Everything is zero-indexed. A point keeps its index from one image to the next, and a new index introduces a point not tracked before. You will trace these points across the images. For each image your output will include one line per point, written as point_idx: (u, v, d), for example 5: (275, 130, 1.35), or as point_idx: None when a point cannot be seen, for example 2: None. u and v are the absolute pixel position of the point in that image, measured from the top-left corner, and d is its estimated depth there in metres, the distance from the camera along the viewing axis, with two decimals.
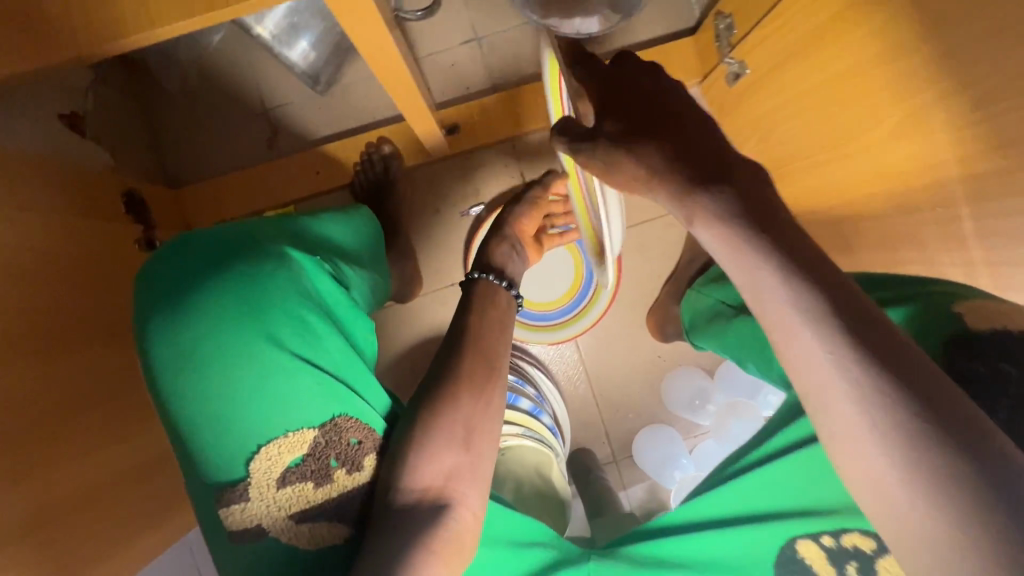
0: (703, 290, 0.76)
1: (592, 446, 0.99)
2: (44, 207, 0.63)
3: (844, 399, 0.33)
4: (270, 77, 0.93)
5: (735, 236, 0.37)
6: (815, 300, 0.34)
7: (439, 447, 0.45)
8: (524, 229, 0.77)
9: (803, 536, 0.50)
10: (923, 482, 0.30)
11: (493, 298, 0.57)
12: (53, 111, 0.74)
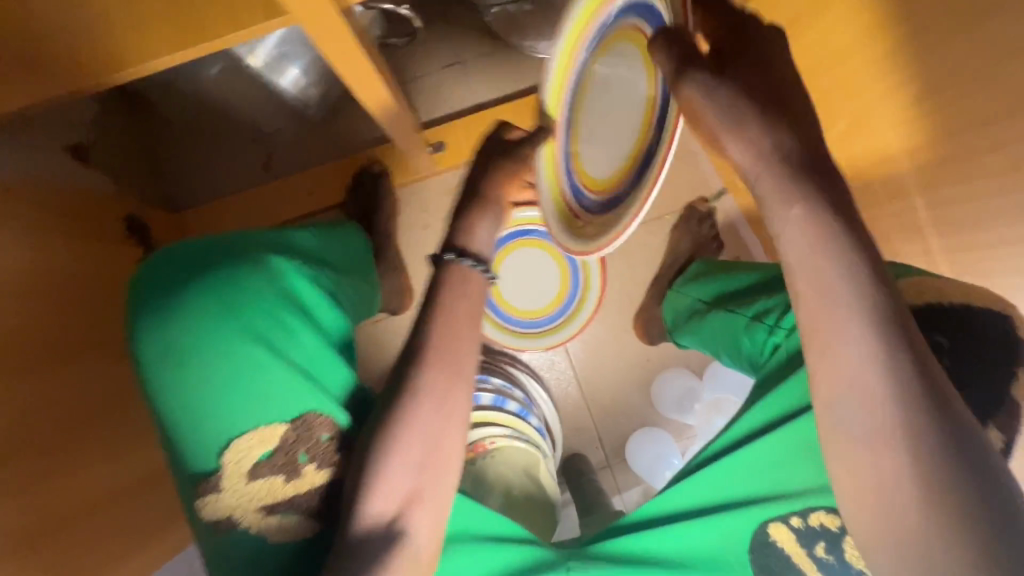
0: (682, 289, 0.78)
1: (586, 451, 1.00)
2: (51, 230, 0.67)
3: (880, 410, 0.38)
4: (264, 104, 0.97)
5: (808, 246, 0.40)
6: (875, 320, 0.39)
7: (403, 466, 0.43)
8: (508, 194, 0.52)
9: (774, 519, 0.53)
10: (920, 470, 0.37)
11: (468, 290, 0.47)
12: (60, 142, 0.79)
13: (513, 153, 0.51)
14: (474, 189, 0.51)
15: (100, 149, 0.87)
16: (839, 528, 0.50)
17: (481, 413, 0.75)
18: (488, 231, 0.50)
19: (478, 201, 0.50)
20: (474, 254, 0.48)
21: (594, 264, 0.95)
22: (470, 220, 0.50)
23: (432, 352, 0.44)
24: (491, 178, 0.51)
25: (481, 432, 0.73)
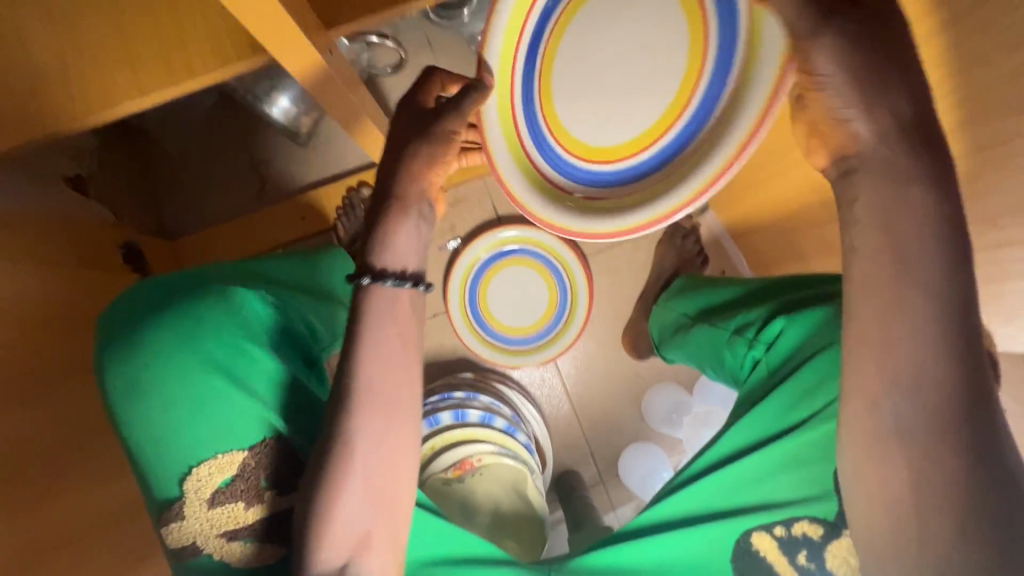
0: (668, 303, 0.78)
1: (579, 467, 1.00)
2: (49, 260, 0.69)
3: (915, 412, 0.37)
4: (256, 133, 1.01)
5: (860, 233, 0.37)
6: (939, 318, 0.36)
7: (353, 513, 0.42)
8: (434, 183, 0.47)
9: (757, 528, 0.53)
10: (944, 472, 0.36)
11: (394, 311, 0.44)
12: (59, 174, 0.81)
13: (428, 134, 0.46)
14: (390, 184, 0.45)
15: (99, 181, 0.90)
16: (821, 536, 0.51)
17: (467, 431, 0.76)
18: (409, 238, 0.45)
19: (395, 200, 0.45)
20: (391, 271, 0.44)
21: (581, 282, 0.96)
22: (392, 226, 0.44)
23: (371, 398, 0.42)
24: (411, 165, 0.45)
25: (468, 450, 0.74)
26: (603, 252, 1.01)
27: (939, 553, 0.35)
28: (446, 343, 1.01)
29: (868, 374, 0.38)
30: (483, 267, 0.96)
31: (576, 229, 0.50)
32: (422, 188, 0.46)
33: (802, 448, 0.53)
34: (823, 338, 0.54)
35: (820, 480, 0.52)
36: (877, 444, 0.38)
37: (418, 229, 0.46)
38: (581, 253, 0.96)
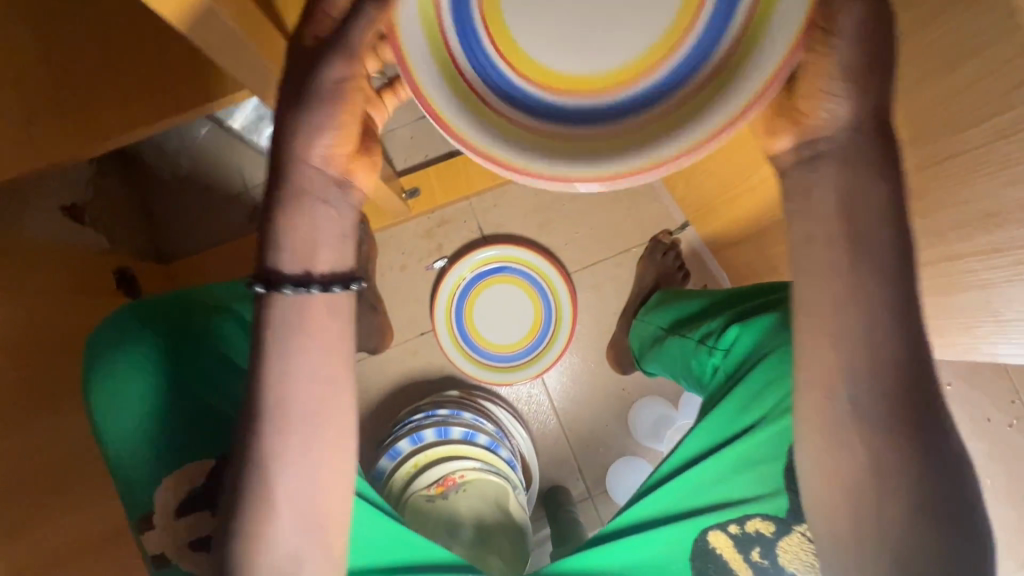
0: (646, 317, 0.80)
1: (567, 483, 1.01)
2: (44, 289, 0.71)
3: (858, 398, 0.41)
4: (248, 160, 1.04)
5: (834, 226, 0.40)
6: (880, 310, 0.40)
7: (287, 530, 0.42)
8: (335, 149, 0.41)
9: (714, 527, 0.56)
10: (882, 451, 0.41)
11: (302, 318, 0.41)
12: (57, 204, 0.84)
13: (314, 89, 0.39)
14: (287, 165, 0.41)
15: (95, 210, 0.93)
16: (772, 533, 0.53)
17: (450, 447, 0.77)
18: (312, 232, 0.42)
19: (292, 187, 0.41)
20: (291, 276, 0.41)
21: (565, 299, 0.98)
22: (293, 214, 0.41)
23: (293, 412, 0.42)
24: (301, 133, 0.40)
25: (451, 466, 0.75)
26: (586, 269, 1.04)
27: (893, 528, 0.41)
28: (434, 361, 1.02)
29: (821, 382, 0.42)
30: (468, 288, 0.98)
31: (539, 169, 0.34)
32: (320, 160, 0.41)
33: (751, 450, 0.54)
34: (779, 338, 0.55)
35: (773, 479, 0.53)
36: (834, 447, 0.42)
37: (326, 207, 0.42)
38: (564, 270, 0.98)
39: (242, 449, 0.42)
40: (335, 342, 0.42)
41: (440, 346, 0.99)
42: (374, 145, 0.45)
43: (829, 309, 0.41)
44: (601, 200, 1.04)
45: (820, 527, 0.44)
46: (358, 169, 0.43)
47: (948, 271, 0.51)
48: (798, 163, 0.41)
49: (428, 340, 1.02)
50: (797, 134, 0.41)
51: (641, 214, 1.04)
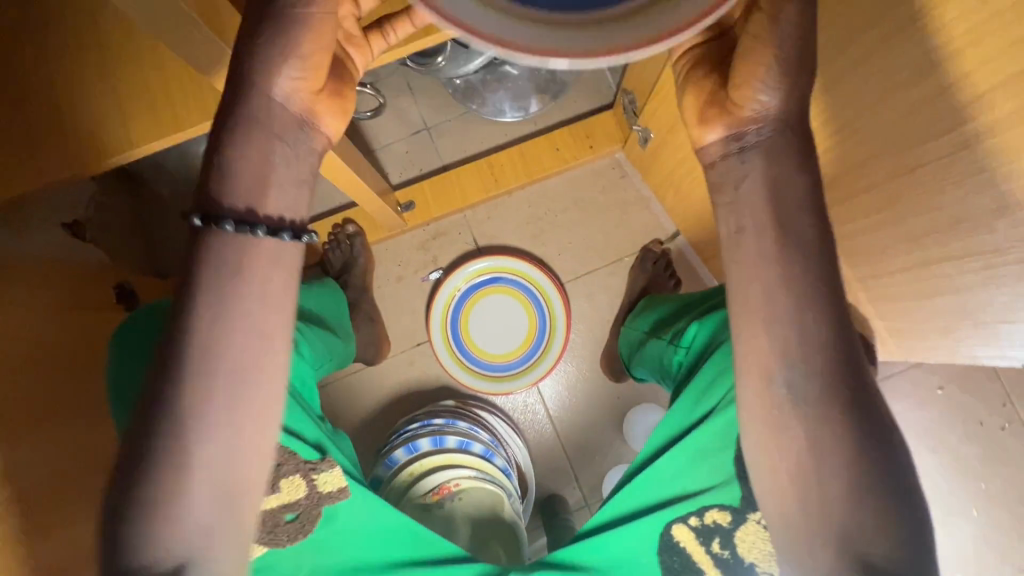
0: (633, 323, 0.83)
1: (564, 492, 1.01)
2: (49, 304, 0.72)
3: (790, 383, 0.44)
4: None
5: (773, 231, 0.44)
6: (810, 302, 0.43)
7: (202, 496, 0.42)
8: (300, 82, 0.41)
9: (676, 520, 0.60)
10: (817, 433, 0.44)
11: (241, 268, 0.41)
12: (57, 220, 0.86)
13: (285, 13, 0.39)
14: (250, 84, 0.40)
15: (96, 226, 0.94)
16: (729, 523, 0.58)
17: (445, 456, 0.78)
18: (264, 173, 0.41)
19: (252, 112, 0.40)
20: (234, 211, 0.40)
21: (559, 308, 0.99)
22: (253, 141, 0.40)
23: (222, 369, 0.41)
24: (267, 53, 0.40)
25: (447, 475, 0.76)
26: (580, 279, 1.05)
27: (833, 507, 0.44)
28: (431, 372, 1.03)
29: (760, 367, 0.45)
30: (463, 298, 1.00)
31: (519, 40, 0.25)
32: (284, 93, 0.41)
33: (702, 441, 0.60)
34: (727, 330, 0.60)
35: (727, 470, 0.58)
36: (776, 431, 0.45)
37: (289, 145, 0.42)
38: (558, 280, 1.00)
39: (162, 406, 0.40)
40: (272, 307, 0.42)
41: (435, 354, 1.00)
42: (339, 86, 0.45)
43: (762, 297, 0.44)
44: (592, 210, 1.06)
45: (772, 511, 0.47)
46: (323, 109, 0.43)
47: (925, 276, 0.52)
48: (726, 156, 0.45)
49: (424, 351, 1.03)
50: (726, 130, 0.45)
51: (631, 223, 1.06)
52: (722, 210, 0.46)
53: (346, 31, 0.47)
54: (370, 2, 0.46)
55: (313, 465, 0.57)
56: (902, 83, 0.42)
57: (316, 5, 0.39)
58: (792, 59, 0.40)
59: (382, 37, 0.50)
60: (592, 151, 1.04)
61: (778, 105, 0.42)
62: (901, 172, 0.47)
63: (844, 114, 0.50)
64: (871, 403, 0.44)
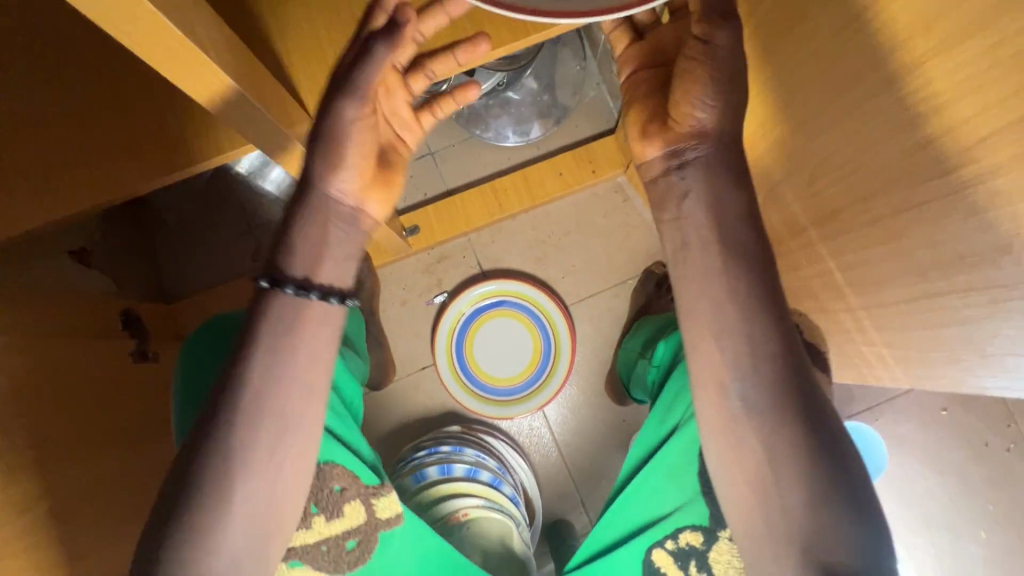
0: (629, 345, 0.91)
1: (570, 517, 1.01)
2: (59, 332, 0.73)
3: (743, 393, 0.49)
4: (255, 203, 1.07)
5: (732, 269, 0.49)
6: (757, 321, 0.49)
7: (238, 530, 0.44)
8: (355, 182, 0.49)
9: (656, 545, 0.65)
10: (773, 440, 0.47)
11: (293, 322, 0.46)
12: (65, 248, 0.87)
13: (334, 129, 0.47)
14: (309, 188, 0.48)
15: (101, 254, 0.95)
16: (702, 544, 0.63)
17: (453, 484, 0.77)
18: (320, 245, 0.48)
19: (310, 205, 0.48)
20: (295, 278, 0.47)
21: (563, 330, 1.00)
22: (313, 229, 0.48)
23: (268, 408, 0.45)
24: (323, 164, 0.48)
25: (456, 503, 0.74)
26: (584, 302, 1.06)
27: (793, 511, 0.47)
28: (435, 396, 1.03)
29: (714, 379, 0.50)
30: (467, 323, 1.00)
31: None
32: (341, 194, 0.49)
33: (673, 462, 0.64)
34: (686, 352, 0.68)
35: (692, 488, 0.62)
36: (733, 441, 0.49)
37: (343, 231, 0.49)
38: (562, 303, 1.00)
39: (205, 441, 0.44)
40: (318, 356, 0.48)
41: (440, 378, 1.01)
42: (390, 175, 0.52)
43: (709, 311, 0.50)
44: (595, 233, 1.07)
45: (737, 521, 0.50)
46: (371, 198, 0.50)
47: (928, 306, 0.52)
48: (665, 172, 0.53)
49: (430, 374, 1.03)
50: (665, 146, 0.53)
51: (633, 246, 1.07)
52: (666, 226, 0.53)
53: (396, 117, 0.53)
54: (421, 84, 0.53)
55: (375, 489, 0.58)
56: (908, 125, 0.44)
57: (357, 121, 0.48)
58: (722, 82, 0.49)
59: (431, 114, 0.56)
60: (594, 175, 1.04)
61: (713, 124, 0.50)
62: (906, 208, 0.48)
63: (848, 150, 0.52)
64: (821, 414, 0.48)
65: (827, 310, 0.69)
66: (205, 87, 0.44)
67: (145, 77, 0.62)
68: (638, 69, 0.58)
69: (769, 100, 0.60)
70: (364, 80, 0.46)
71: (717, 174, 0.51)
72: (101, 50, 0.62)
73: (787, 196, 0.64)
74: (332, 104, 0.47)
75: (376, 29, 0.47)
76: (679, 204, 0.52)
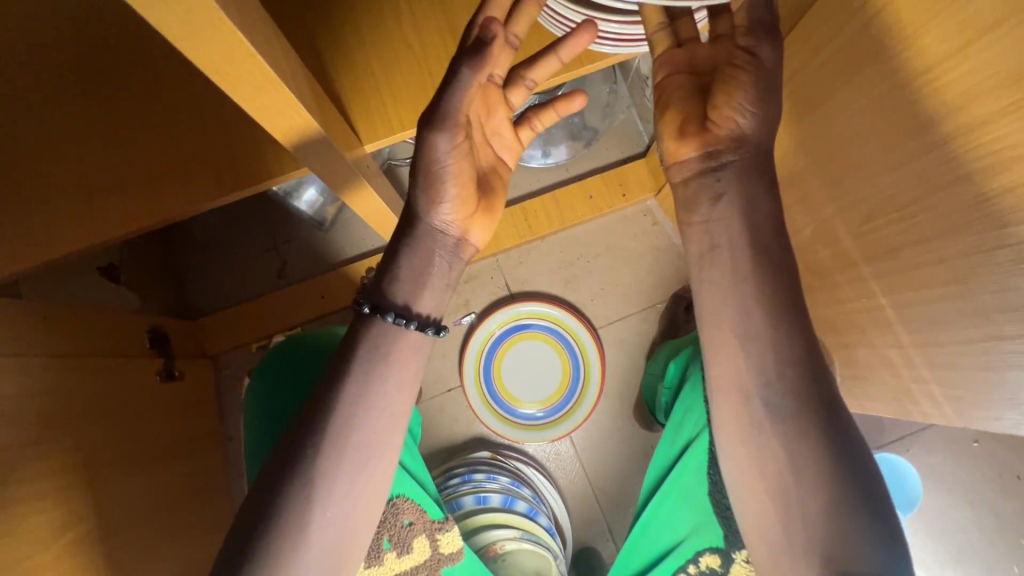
0: (653, 365, 0.90)
1: (597, 544, 0.99)
2: (82, 352, 0.73)
3: (766, 399, 0.45)
4: (283, 219, 1.07)
5: (774, 285, 0.45)
6: (783, 321, 0.45)
7: (312, 562, 0.43)
8: (456, 213, 0.48)
9: (680, 570, 0.63)
10: (795, 447, 0.44)
11: (387, 349, 0.46)
12: (93, 264, 0.90)
13: (430, 168, 0.45)
14: (414, 222, 0.48)
15: (129, 269, 0.97)
16: (721, 565, 0.60)
17: (488, 515, 0.77)
18: (423, 273, 0.48)
19: (416, 237, 0.48)
20: (395, 306, 0.46)
21: (593, 355, 0.98)
22: (417, 261, 0.47)
23: (353, 437, 0.44)
24: (425, 199, 0.47)
25: (491, 535, 0.75)
26: (613, 325, 1.05)
27: (820, 526, 0.43)
28: (461, 418, 1.02)
29: (738, 388, 0.46)
30: (496, 344, 0.99)
31: None
32: (445, 224, 0.48)
33: (686, 482, 0.62)
34: (699, 367, 0.66)
35: (705, 508, 0.61)
36: (753, 448, 0.46)
37: (444, 261, 0.48)
38: (591, 327, 0.99)
39: (282, 483, 0.43)
40: (404, 383, 0.47)
41: (469, 404, 1.00)
42: (491, 199, 0.51)
43: (738, 321, 0.46)
44: (623, 257, 1.07)
45: (757, 533, 0.46)
46: (474, 226, 0.49)
47: (978, 352, 0.51)
48: (699, 173, 0.47)
49: (456, 395, 1.02)
50: (701, 149, 0.46)
51: (662, 270, 1.06)
52: (695, 229, 0.48)
53: (497, 133, 0.51)
54: (521, 94, 0.51)
55: (439, 524, 0.61)
56: (979, 174, 0.44)
57: (453, 153, 0.45)
58: (774, 92, 0.44)
59: (530, 127, 0.54)
60: (625, 199, 1.04)
61: (751, 132, 0.45)
62: (973, 252, 0.47)
63: (912, 193, 0.51)
64: (845, 420, 0.44)
65: (871, 345, 0.67)
66: (290, 125, 0.45)
67: (194, 96, 0.61)
68: (673, 70, 0.47)
69: (823, 139, 0.60)
70: (452, 107, 0.43)
71: (754, 179, 0.46)
72: (145, 66, 0.60)
73: (838, 230, 0.64)
74: (425, 137, 0.44)
75: (463, 50, 0.43)
76: (711, 206, 0.47)
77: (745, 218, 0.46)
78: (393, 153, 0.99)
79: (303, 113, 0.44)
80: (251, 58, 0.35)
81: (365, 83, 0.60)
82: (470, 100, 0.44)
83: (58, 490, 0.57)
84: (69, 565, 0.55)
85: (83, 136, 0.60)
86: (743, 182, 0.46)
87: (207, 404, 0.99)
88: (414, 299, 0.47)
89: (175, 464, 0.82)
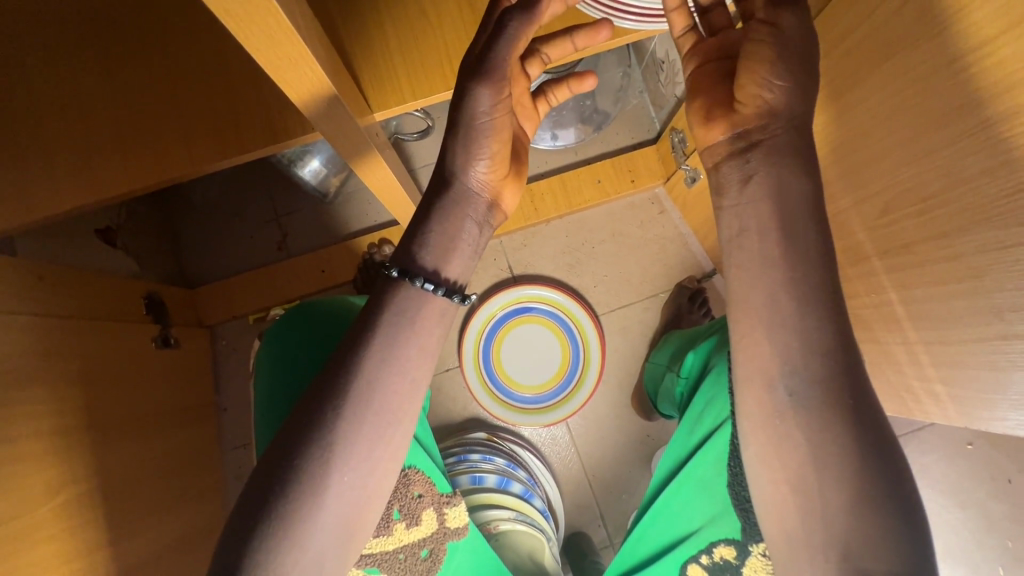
0: (655, 359, 0.90)
1: (589, 530, 1.00)
2: (74, 313, 0.71)
3: (795, 389, 0.43)
4: (285, 190, 1.05)
5: (793, 272, 0.43)
6: (818, 308, 0.43)
7: (323, 533, 0.42)
8: (489, 173, 0.47)
9: (691, 560, 0.64)
10: (819, 441, 0.42)
11: (413, 316, 0.45)
12: (91, 228, 0.88)
13: (470, 124, 0.45)
14: (448, 183, 0.47)
15: (128, 234, 0.96)
16: (736, 557, 0.60)
17: (487, 495, 0.77)
18: (454, 238, 0.47)
19: (450, 199, 0.47)
20: (424, 271, 0.45)
21: (594, 341, 0.97)
22: (449, 224, 0.47)
23: (375, 403, 0.43)
24: (462, 157, 0.46)
25: (491, 514, 0.75)
26: (615, 312, 1.05)
27: (841, 522, 0.41)
28: (459, 398, 1.02)
29: (760, 373, 0.44)
30: (497, 325, 0.98)
31: None
32: (478, 184, 0.48)
33: (704, 475, 0.62)
34: (724, 358, 0.64)
35: (723, 501, 0.60)
36: (774, 438, 0.44)
37: (475, 226, 0.48)
38: (594, 313, 0.98)
39: (295, 451, 0.42)
40: (424, 355, 0.46)
41: (468, 385, 0.99)
42: (519, 167, 0.51)
43: (760, 308, 0.44)
44: (628, 245, 1.06)
45: (773, 524, 0.45)
46: (506, 189, 0.50)
47: (984, 350, 0.50)
48: (732, 156, 0.46)
49: (456, 375, 1.02)
50: (731, 130, 0.45)
51: (667, 260, 1.05)
52: (726, 212, 0.46)
53: (521, 103, 0.51)
54: (537, 69, 0.51)
55: (448, 498, 0.62)
56: (1000, 165, 0.42)
57: (494, 109, 0.45)
58: (803, 65, 0.43)
59: (546, 101, 0.54)
60: (633, 186, 1.03)
61: (776, 110, 0.43)
62: (992, 246, 0.45)
63: (930, 186, 0.50)
64: (875, 417, 0.42)
65: (878, 341, 0.66)
66: (303, 83, 0.44)
67: (197, 50, 0.59)
68: (705, 61, 0.49)
69: (845, 126, 0.59)
70: (492, 58, 0.43)
71: (789, 162, 0.44)
72: (148, 19, 0.58)
73: (853, 224, 0.64)
74: (467, 92, 0.44)
75: (509, 7, 0.43)
76: (740, 189, 0.45)
77: (774, 202, 0.44)
78: (400, 127, 1.01)
79: (314, 65, 0.42)
80: (268, 5, 0.33)
81: (380, 44, 0.58)
82: (517, 54, 0.44)
83: (53, 450, 0.57)
84: (67, 525, 0.55)
85: (82, 91, 0.57)
86: (783, 161, 0.44)
87: (202, 374, 0.98)
88: (443, 264, 0.46)
89: (169, 432, 0.82)
